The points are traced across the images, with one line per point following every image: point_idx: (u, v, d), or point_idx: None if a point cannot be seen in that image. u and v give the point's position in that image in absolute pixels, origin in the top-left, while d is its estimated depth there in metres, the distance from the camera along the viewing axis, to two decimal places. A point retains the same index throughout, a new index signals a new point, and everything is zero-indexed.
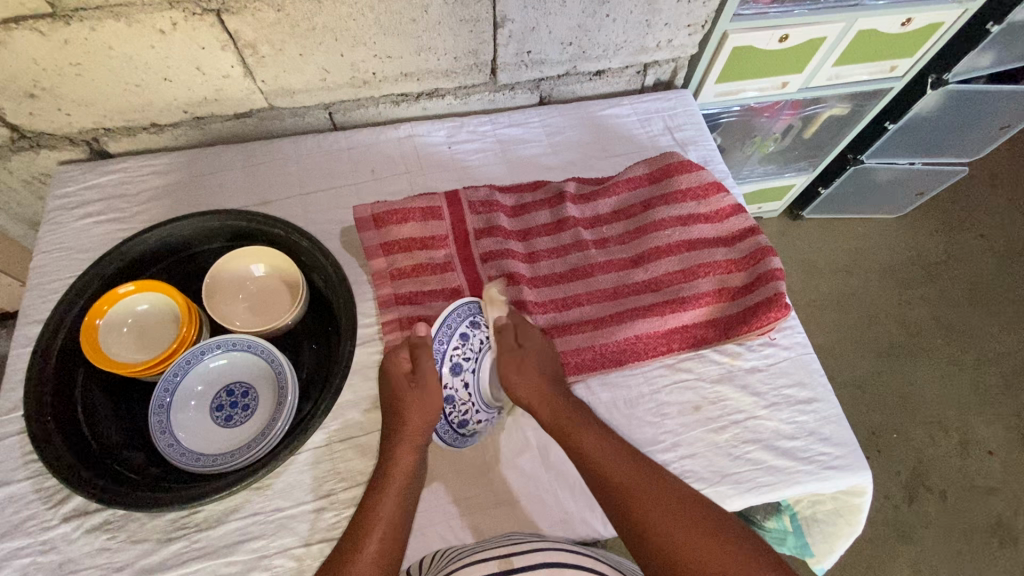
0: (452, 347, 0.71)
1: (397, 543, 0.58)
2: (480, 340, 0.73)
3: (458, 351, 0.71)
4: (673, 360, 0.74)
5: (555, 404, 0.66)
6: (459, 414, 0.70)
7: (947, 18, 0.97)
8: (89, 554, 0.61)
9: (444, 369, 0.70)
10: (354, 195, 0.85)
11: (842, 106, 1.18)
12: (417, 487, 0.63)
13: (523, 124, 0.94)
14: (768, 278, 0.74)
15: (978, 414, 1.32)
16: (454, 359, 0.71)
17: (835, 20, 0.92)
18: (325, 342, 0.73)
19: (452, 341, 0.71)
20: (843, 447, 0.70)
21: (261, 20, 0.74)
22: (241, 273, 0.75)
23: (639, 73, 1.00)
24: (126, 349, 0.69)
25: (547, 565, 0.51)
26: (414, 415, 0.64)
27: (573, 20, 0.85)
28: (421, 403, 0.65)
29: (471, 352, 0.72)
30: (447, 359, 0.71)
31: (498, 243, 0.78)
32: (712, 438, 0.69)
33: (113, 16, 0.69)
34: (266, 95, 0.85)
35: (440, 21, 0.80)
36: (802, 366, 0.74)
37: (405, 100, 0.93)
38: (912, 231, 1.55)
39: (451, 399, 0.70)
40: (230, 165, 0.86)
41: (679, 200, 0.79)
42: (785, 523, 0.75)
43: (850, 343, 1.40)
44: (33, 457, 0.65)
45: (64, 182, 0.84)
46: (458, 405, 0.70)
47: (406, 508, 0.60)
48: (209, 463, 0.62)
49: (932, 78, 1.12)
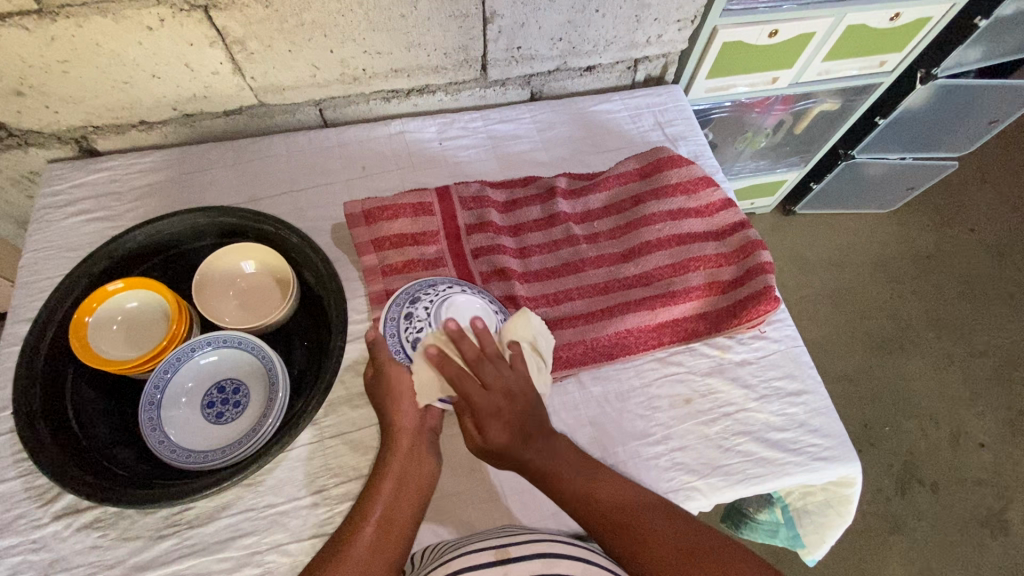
0: (402, 331, 0.66)
1: (399, 531, 0.57)
2: (425, 310, 0.67)
3: (409, 329, 0.66)
4: (665, 353, 0.74)
5: (532, 445, 0.60)
6: None
7: (935, 13, 0.98)
8: (80, 552, 0.60)
9: (405, 350, 0.65)
10: (345, 192, 0.85)
11: (832, 101, 1.18)
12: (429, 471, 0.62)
13: (514, 120, 0.94)
14: (758, 272, 0.75)
15: (968, 406, 1.33)
16: (410, 339, 0.65)
17: (823, 14, 0.93)
18: (317, 339, 0.73)
19: (401, 326, 0.67)
20: (833, 438, 0.70)
21: (249, 16, 0.73)
22: (231, 269, 0.75)
23: (630, 68, 1.00)
24: (115, 346, 0.68)
25: (542, 555, 0.52)
26: (402, 403, 0.63)
27: (562, 16, 0.85)
28: (392, 390, 0.63)
29: (421, 322, 0.66)
30: (405, 342, 0.66)
31: (489, 239, 0.78)
32: (703, 431, 0.69)
33: (99, 13, 0.69)
34: (255, 91, 0.85)
35: (429, 17, 0.80)
36: (791, 358, 0.75)
37: (396, 96, 0.93)
38: (903, 225, 1.56)
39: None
40: (220, 163, 0.86)
41: (669, 195, 0.80)
42: (777, 515, 0.77)
43: (842, 337, 1.41)
44: (24, 456, 0.65)
45: (53, 180, 0.83)
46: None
47: (414, 495, 0.60)
48: (201, 459, 0.62)
49: (921, 73, 1.12)
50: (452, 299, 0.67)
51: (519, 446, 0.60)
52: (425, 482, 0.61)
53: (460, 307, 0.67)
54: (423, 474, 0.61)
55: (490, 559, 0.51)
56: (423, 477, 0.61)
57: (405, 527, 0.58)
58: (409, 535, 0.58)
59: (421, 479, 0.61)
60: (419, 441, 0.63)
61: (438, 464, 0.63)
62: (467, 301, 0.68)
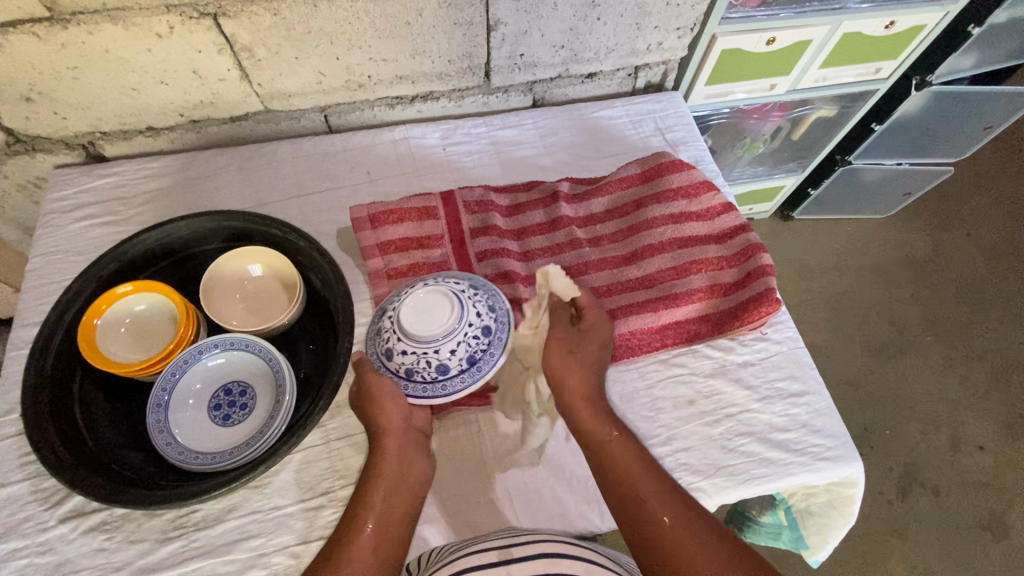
0: (376, 346, 0.66)
1: (396, 536, 0.57)
2: (389, 319, 0.66)
3: (382, 341, 0.65)
4: (667, 355, 0.75)
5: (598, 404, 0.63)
6: (427, 368, 0.63)
7: (930, 20, 1.00)
8: (86, 554, 0.61)
9: (383, 364, 0.65)
10: (350, 196, 0.86)
11: (830, 107, 1.20)
12: (420, 470, 0.62)
13: (517, 126, 0.95)
14: (760, 274, 0.75)
15: (968, 409, 1.34)
16: (383, 350, 0.65)
17: (820, 22, 0.95)
18: (323, 342, 0.73)
19: (375, 341, 0.66)
20: (835, 439, 0.70)
21: (257, 24, 0.75)
22: (238, 272, 0.76)
23: (630, 75, 1.02)
24: (123, 348, 0.69)
25: (546, 555, 0.52)
26: (385, 405, 0.63)
27: (565, 23, 0.86)
28: (376, 396, 0.63)
29: (388, 333, 0.65)
30: (381, 353, 0.65)
31: (493, 242, 0.79)
32: (706, 432, 0.70)
33: (110, 20, 0.70)
34: (261, 98, 0.86)
35: (434, 25, 0.81)
36: (793, 360, 0.75)
37: (400, 102, 0.94)
38: (902, 231, 1.58)
39: (411, 369, 0.63)
40: (226, 168, 0.87)
41: (671, 199, 0.81)
42: (780, 518, 0.77)
43: (841, 341, 1.42)
44: (31, 459, 0.65)
45: (60, 186, 0.84)
46: (420, 364, 0.63)
47: (407, 499, 0.60)
48: (208, 461, 0.62)
49: (916, 79, 1.14)
50: (410, 301, 0.66)
51: (583, 389, 0.64)
52: (416, 484, 0.62)
53: (417, 304, 0.65)
54: (414, 479, 0.61)
55: (493, 558, 0.52)
56: (415, 483, 0.61)
57: (403, 530, 0.58)
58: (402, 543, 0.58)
59: (412, 485, 0.61)
60: (406, 446, 0.63)
61: (429, 467, 0.64)
62: (427, 294, 0.66)
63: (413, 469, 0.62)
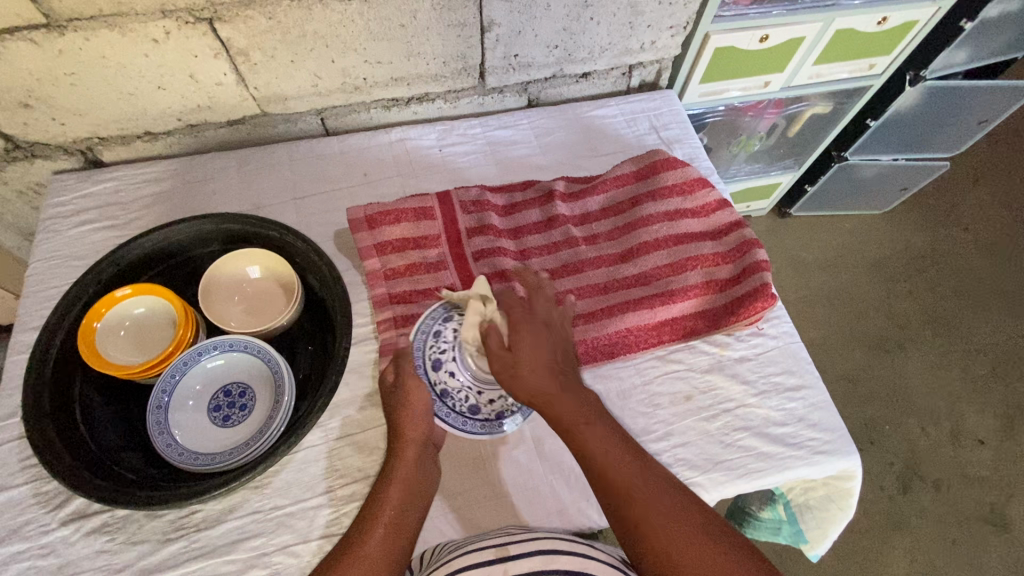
0: (427, 348, 0.69)
1: (404, 532, 0.57)
2: (453, 331, 0.69)
3: (434, 348, 0.69)
4: (664, 351, 0.75)
5: (564, 383, 0.60)
6: (465, 402, 0.68)
7: (922, 16, 1.00)
8: (89, 556, 0.61)
9: (425, 369, 0.68)
10: (347, 197, 0.86)
11: (824, 104, 1.21)
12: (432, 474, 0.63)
13: (513, 126, 0.96)
14: (754, 270, 0.76)
15: (967, 402, 1.34)
16: (433, 358, 0.68)
17: (811, 20, 0.95)
18: (322, 343, 0.74)
19: (428, 342, 0.69)
20: (832, 432, 0.71)
21: (252, 28, 0.75)
22: (237, 274, 0.76)
23: (624, 74, 1.02)
24: (122, 351, 0.69)
25: (542, 552, 0.52)
26: (414, 412, 0.63)
27: (558, 23, 0.87)
28: (406, 403, 0.64)
29: (446, 345, 0.68)
30: (427, 359, 0.69)
31: (489, 242, 0.79)
32: (704, 427, 0.70)
33: (107, 26, 0.70)
34: (258, 101, 0.87)
35: (428, 26, 0.82)
36: (790, 355, 0.76)
37: (396, 104, 0.95)
38: (899, 226, 1.58)
39: (448, 391, 0.68)
40: (224, 172, 0.87)
41: (666, 196, 0.81)
42: (779, 513, 0.77)
43: (839, 337, 1.42)
44: (32, 462, 0.65)
45: (59, 191, 0.85)
46: (458, 394, 0.68)
47: (419, 501, 0.60)
48: (207, 462, 0.63)
49: (910, 75, 1.14)
50: None
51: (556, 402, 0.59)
52: (428, 488, 0.62)
53: None
54: (427, 480, 0.62)
55: (491, 557, 0.52)
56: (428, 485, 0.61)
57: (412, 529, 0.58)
58: (411, 538, 0.57)
59: (424, 488, 0.61)
60: (424, 452, 0.63)
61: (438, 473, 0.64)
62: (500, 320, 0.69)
63: (429, 473, 0.62)
